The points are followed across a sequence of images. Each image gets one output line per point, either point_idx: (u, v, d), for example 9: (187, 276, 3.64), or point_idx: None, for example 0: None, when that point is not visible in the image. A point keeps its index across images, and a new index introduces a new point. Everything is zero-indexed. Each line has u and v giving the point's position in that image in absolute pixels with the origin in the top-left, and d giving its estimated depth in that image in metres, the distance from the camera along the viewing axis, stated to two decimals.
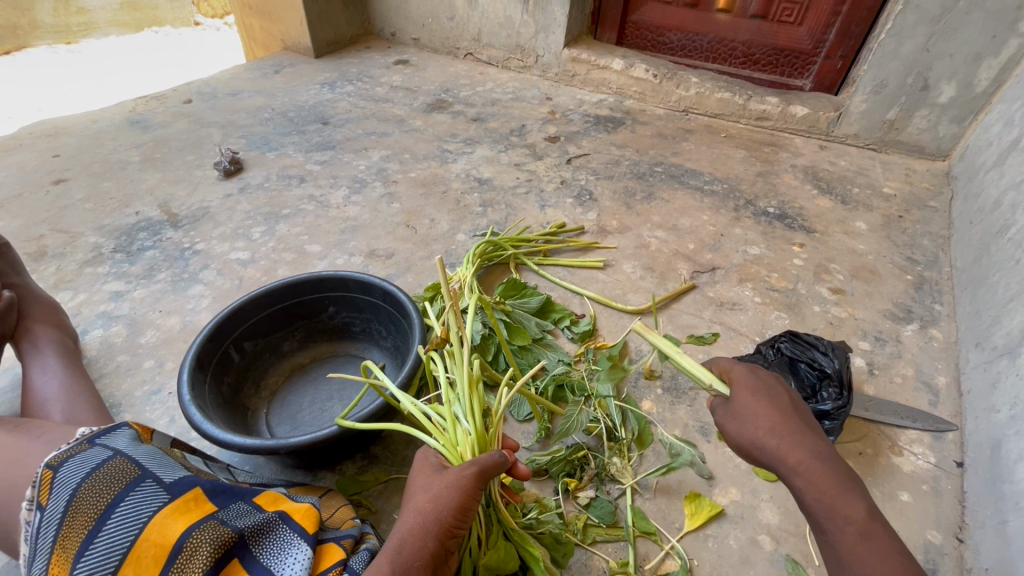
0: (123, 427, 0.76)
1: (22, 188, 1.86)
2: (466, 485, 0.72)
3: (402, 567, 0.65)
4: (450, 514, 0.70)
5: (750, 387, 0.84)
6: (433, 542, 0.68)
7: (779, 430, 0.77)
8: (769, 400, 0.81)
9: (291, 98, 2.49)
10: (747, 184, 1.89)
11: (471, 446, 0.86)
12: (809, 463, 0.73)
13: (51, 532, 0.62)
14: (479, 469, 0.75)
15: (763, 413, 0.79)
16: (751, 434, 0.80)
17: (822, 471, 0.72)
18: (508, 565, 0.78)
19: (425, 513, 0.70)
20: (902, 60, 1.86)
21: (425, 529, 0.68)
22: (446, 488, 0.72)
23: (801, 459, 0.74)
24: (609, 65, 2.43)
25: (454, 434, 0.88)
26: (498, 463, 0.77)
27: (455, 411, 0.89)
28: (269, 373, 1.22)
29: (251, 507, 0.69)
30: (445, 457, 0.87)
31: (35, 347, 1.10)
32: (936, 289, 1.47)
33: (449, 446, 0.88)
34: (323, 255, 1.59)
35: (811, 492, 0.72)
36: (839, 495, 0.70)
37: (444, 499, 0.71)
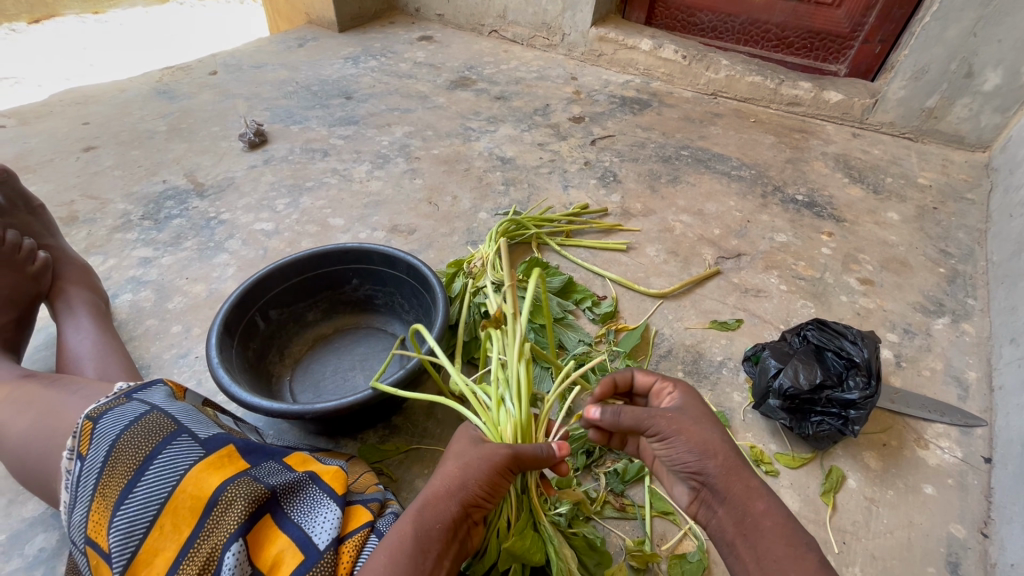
0: (158, 383, 0.78)
1: (54, 153, 1.90)
2: (498, 462, 0.73)
3: (425, 527, 0.66)
4: (477, 483, 0.70)
5: (698, 409, 0.76)
6: (457, 507, 0.68)
7: (735, 455, 0.71)
8: (699, 412, 0.75)
9: (315, 72, 2.48)
10: (775, 170, 1.84)
11: (513, 427, 0.86)
12: (766, 493, 0.68)
13: (92, 480, 0.65)
14: (515, 453, 0.75)
15: (720, 435, 0.72)
16: (702, 442, 0.71)
17: (775, 505, 0.68)
18: (535, 557, 0.79)
19: (452, 478, 0.70)
20: (946, 45, 1.78)
21: (449, 494, 0.68)
22: (478, 461, 0.72)
23: (750, 485, 0.68)
24: (637, 45, 2.37)
25: (498, 414, 0.89)
26: (541, 457, 0.77)
27: (502, 393, 0.89)
28: (292, 341, 1.23)
29: (281, 467, 0.71)
30: (486, 435, 0.88)
31: (69, 307, 1.13)
32: (970, 283, 1.42)
33: (491, 425, 0.89)
34: (346, 229, 1.60)
35: (767, 520, 0.66)
36: (792, 531, 0.65)
37: (473, 470, 0.71)
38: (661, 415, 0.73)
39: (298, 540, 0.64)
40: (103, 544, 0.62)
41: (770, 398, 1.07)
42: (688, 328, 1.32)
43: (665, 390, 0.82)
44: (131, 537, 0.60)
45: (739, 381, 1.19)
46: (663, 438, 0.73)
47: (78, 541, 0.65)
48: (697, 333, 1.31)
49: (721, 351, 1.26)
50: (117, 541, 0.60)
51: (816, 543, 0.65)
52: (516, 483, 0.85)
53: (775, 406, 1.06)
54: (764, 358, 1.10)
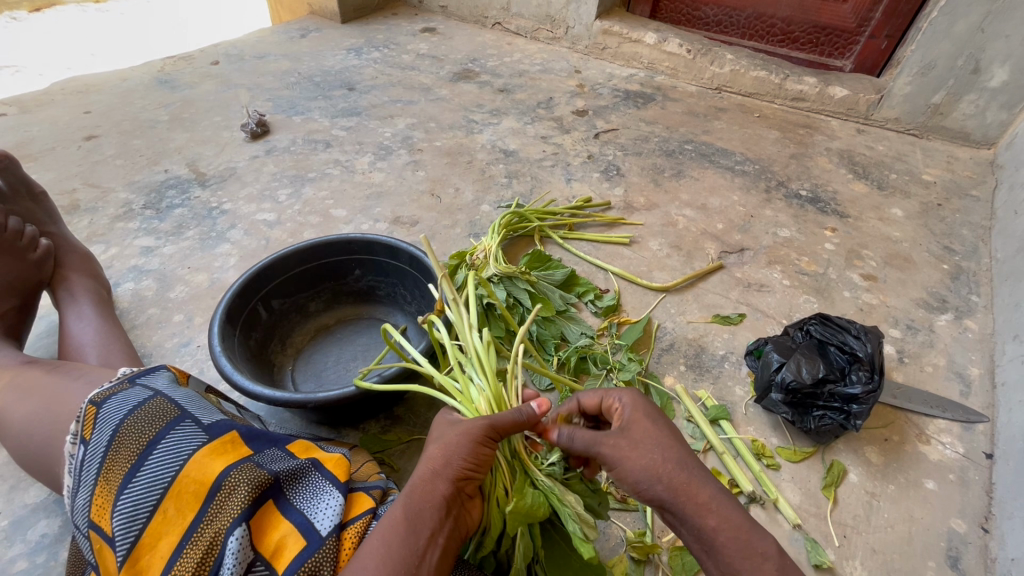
0: (162, 369, 0.78)
1: (56, 142, 1.89)
2: (478, 434, 0.73)
3: (415, 508, 0.66)
4: (462, 459, 0.71)
5: (641, 425, 0.72)
6: (445, 486, 0.69)
7: (681, 470, 0.67)
8: (644, 428, 0.72)
9: (317, 63, 2.47)
10: (779, 166, 1.84)
11: (487, 401, 0.88)
12: (719, 505, 0.64)
13: (95, 464, 0.65)
14: (492, 423, 0.75)
15: (663, 454, 0.68)
16: (646, 465, 0.68)
17: (730, 515, 0.64)
18: (539, 512, 0.76)
19: (435, 459, 0.71)
20: (954, 40, 1.77)
21: (435, 475, 0.69)
22: (457, 436, 0.73)
23: (701, 501, 0.65)
24: (642, 38, 2.35)
25: (470, 392, 0.90)
26: (519, 422, 0.76)
27: (468, 372, 0.92)
28: (295, 331, 1.23)
29: (284, 454, 0.71)
30: (464, 414, 0.88)
31: (71, 294, 1.12)
32: (973, 280, 1.42)
33: (466, 403, 0.90)
34: (348, 220, 1.60)
35: (722, 534, 0.63)
36: (748, 542, 0.62)
37: (454, 446, 0.71)
38: (605, 444, 0.72)
39: (300, 526, 0.64)
40: (107, 528, 0.62)
41: (772, 392, 1.07)
42: (690, 322, 1.31)
43: (613, 406, 0.77)
44: (134, 521, 0.60)
45: (740, 375, 1.19)
46: (612, 467, 0.71)
47: (82, 525, 0.65)
48: (699, 327, 1.30)
49: (723, 345, 1.26)
50: (121, 525, 0.60)
51: (777, 549, 0.62)
52: (500, 449, 0.84)
53: (777, 400, 1.06)
54: (766, 352, 1.10)
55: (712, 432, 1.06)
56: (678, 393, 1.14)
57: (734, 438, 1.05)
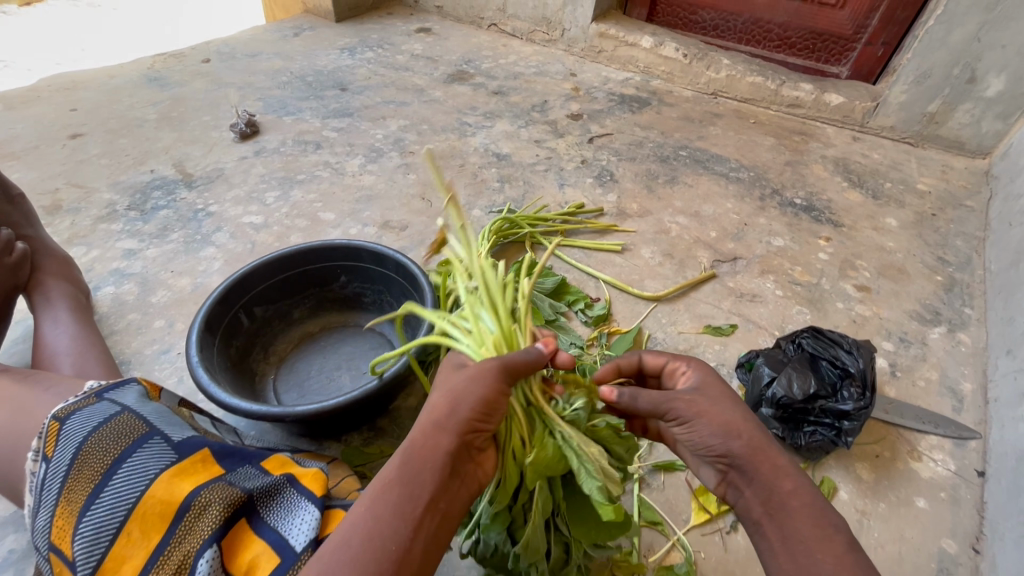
0: (132, 382, 0.75)
1: (39, 140, 1.85)
2: (490, 378, 0.67)
3: (413, 466, 0.62)
4: (469, 408, 0.65)
5: (717, 388, 0.71)
6: (449, 440, 0.63)
7: (759, 434, 0.67)
8: (718, 393, 0.71)
9: (310, 62, 2.44)
10: (774, 173, 1.82)
11: (496, 342, 0.80)
12: (794, 472, 0.64)
13: (56, 483, 0.62)
14: (503, 362, 0.69)
15: (740, 417, 0.68)
16: (723, 423, 0.67)
17: (804, 485, 0.64)
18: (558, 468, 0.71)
19: (439, 408, 0.64)
20: (950, 50, 1.76)
21: (439, 426, 0.63)
22: (464, 384, 0.66)
23: (778, 465, 0.64)
24: (638, 42, 2.34)
25: (479, 333, 0.82)
26: (530, 361, 0.71)
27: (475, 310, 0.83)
28: (278, 339, 1.21)
29: (258, 471, 0.68)
30: (471, 357, 0.81)
31: (47, 300, 1.10)
32: (967, 292, 1.41)
33: (475, 346, 0.82)
34: (337, 224, 1.57)
35: (795, 500, 0.62)
36: (822, 512, 0.62)
37: (461, 395, 0.65)
38: (681, 397, 0.70)
39: (275, 544, 0.61)
40: (68, 551, 0.59)
41: (763, 406, 1.05)
42: (682, 333, 1.30)
43: (679, 369, 0.76)
44: (97, 544, 0.58)
45: (731, 388, 1.18)
46: (683, 421, 0.69)
47: (42, 547, 0.62)
48: (690, 338, 1.29)
49: (715, 356, 1.24)
50: (82, 549, 0.58)
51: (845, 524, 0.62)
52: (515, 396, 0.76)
53: (768, 415, 1.04)
54: (757, 365, 1.09)
55: None
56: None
57: None
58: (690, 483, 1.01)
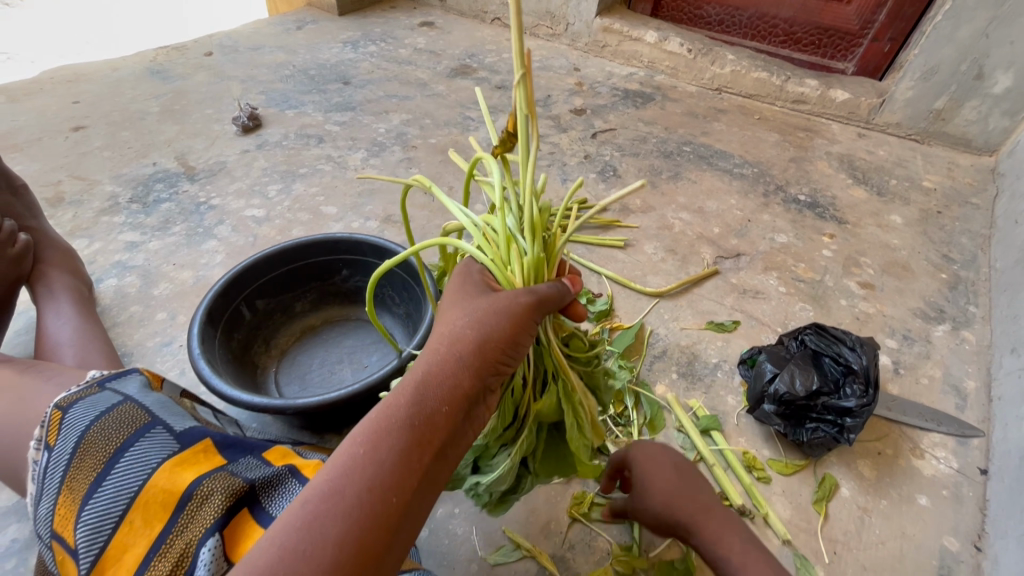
0: (134, 372, 0.75)
1: (42, 132, 1.85)
2: (518, 314, 0.66)
3: (434, 398, 0.61)
4: (496, 344, 0.65)
5: (638, 462, 0.85)
6: (472, 376, 0.63)
7: (667, 494, 0.80)
8: (645, 465, 0.84)
9: (312, 55, 2.43)
10: (778, 169, 1.81)
11: (525, 271, 0.71)
12: (700, 516, 0.77)
13: (59, 472, 0.62)
14: (535, 297, 0.68)
15: (654, 484, 0.81)
16: (651, 499, 0.81)
17: (711, 526, 0.76)
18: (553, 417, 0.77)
19: (467, 341, 0.64)
20: (957, 46, 1.74)
21: (464, 360, 0.63)
22: (495, 317, 0.65)
23: (689, 518, 0.77)
24: (642, 36, 2.32)
25: (507, 253, 0.72)
26: (558, 297, 0.71)
27: (508, 224, 0.70)
28: (279, 332, 1.21)
29: (260, 462, 0.68)
30: (494, 280, 0.73)
31: (50, 292, 1.10)
32: (972, 290, 1.40)
33: (498, 263, 0.73)
34: (339, 218, 1.57)
35: (706, 543, 0.75)
36: (726, 544, 0.73)
37: (490, 329, 0.65)
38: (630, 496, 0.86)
39: None
40: (70, 540, 0.59)
41: (765, 403, 1.05)
42: (684, 329, 1.29)
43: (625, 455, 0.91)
44: (99, 533, 0.58)
45: (733, 385, 1.17)
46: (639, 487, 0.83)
47: (44, 535, 0.62)
48: (692, 334, 1.28)
49: (717, 353, 1.24)
50: (84, 538, 0.58)
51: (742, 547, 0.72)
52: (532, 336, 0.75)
53: (770, 411, 1.04)
54: (759, 362, 1.08)
55: (702, 442, 1.04)
56: (668, 401, 1.13)
57: (726, 450, 1.03)
58: None
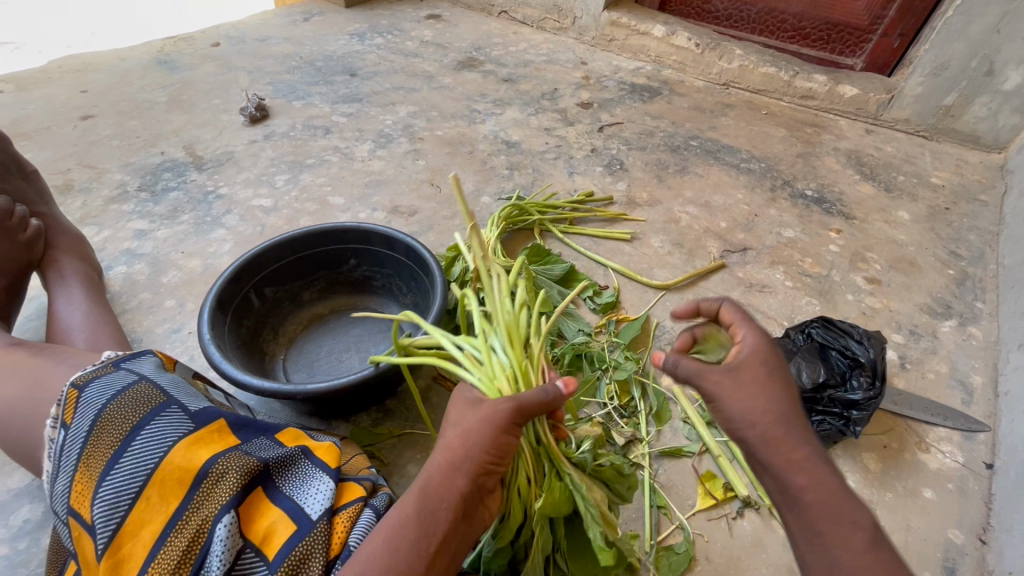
0: (148, 353, 0.76)
1: (51, 121, 1.86)
2: (501, 422, 0.65)
3: (428, 508, 0.63)
4: (481, 451, 0.65)
5: (746, 374, 0.64)
6: (462, 481, 0.64)
7: (779, 418, 0.61)
8: (753, 373, 0.64)
9: (319, 47, 2.43)
10: (785, 164, 1.80)
11: (509, 377, 0.75)
12: (815, 467, 0.59)
13: (76, 448, 0.63)
14: (517, 404, 0.66)
15: (758, 400, 0.62)
16: (747, 409, 0.62)
17: (825, 478, 0.59)
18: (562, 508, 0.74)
19: (453, 450, 0.65)
20: (968, 41, 1.72)
21: (453, 469, 0.64)
22: (478, 425, 0.65)
23: (796, 456, 0.59)
24: (650, 30, 2.31)
25: (491, 366, 0.77)
26: (546, 402, 0.67)
27: (491, 342, 0.80)
28: (288, 320, 1.21)
29: (273, 442, 0.69)
30: (482, 392, 0.75)
31: (61, 277, 1.10)
32: (979, 286, 1.40)
33: (486, 380, 0.76)
34: (346, 208, 1.57)
35: (809, 497, 0.58)
36: (841, 508, 0.57)
37: (475, 437, 0.65)
38: (707, 377, 0.65)
39: (291, 512, 0.63)
40: (87, 515, 0.60)
41: None
42: None
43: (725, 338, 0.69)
44: (115, 509, 0.59)
45: None
46: (708, 400, 0.65)
47: (61, 511, 0.63)
48: None
49: None
50: (101, 513, 0.59)
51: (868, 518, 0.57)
52: (528, 435, 0.76)
53: None
54: None
55: (708, 434, 1.04)
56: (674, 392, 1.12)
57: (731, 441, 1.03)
58: (696, 469, 1.02)
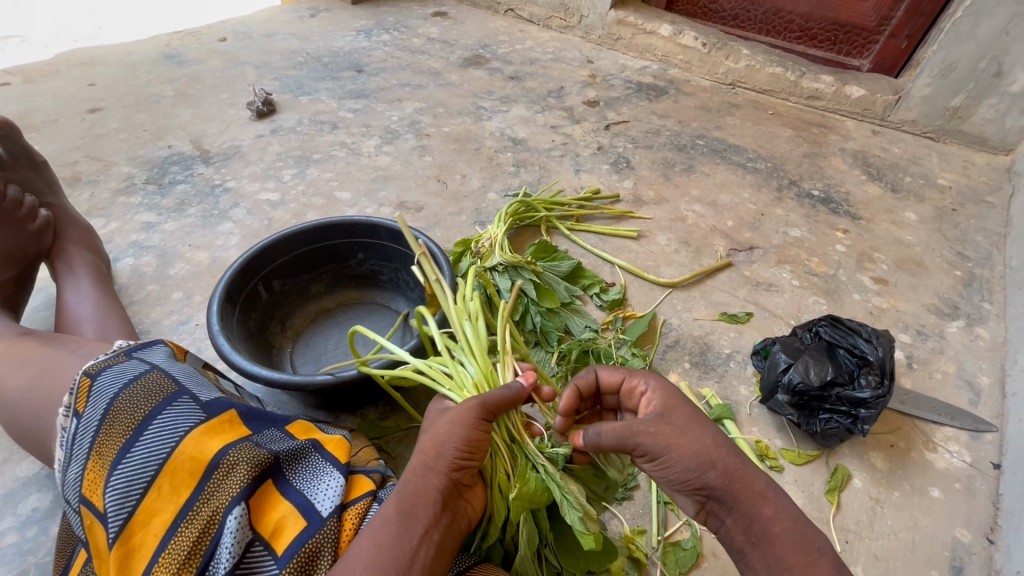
0: (159, 343, 0.76)
1: (58, 113, 1.86)
2: (471, 419, 0.69)
3: (408, 504, 0.63)
4: (454, 448, 0.67)
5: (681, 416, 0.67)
6: (438, 479, 0.66)
7: (728, 458, 0.64)
8: (685, 415, 0.68)
9: (326, 43, 2.43)
10: (792, 164, 1.80)
11: (476, 384, 0.83)
12: (774, 494, 0.63)
13: (88, 437, 0.63)
14: (482, 401, 0.72)
15: (706, 443, 0.64)
16: (697, 452, 0.64)
17: (784, 507, 0.63)
18: (542, 498, 0.74)
19: (427, 451, 0.67)
20: (977, 42, 1.72)
21: (428, 468, 0.66)
22: (448, 425, 0.69)
23: (757, 489, 0.63)
24: (656, 29, 2.31)
25: (459, 377, 0.85)
26: (510, 398, 0.74)
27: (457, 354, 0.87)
28: (295, 314, 1.22)
29: (283, 435, 0.69)
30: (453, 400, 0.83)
31: (69, 268, 1.10)
32: (986, 287, 1.39)
33: (457, 390, 0.84)
34: (353, 203, 1.57)
35: (777, 526, 0.61)
36: (803, 534, 0.60)
37: (446, 436, 0.68)
38: (645, 431, 0.66)
39: (300, 507, 0.63)
40: (99, 504, 0.60)
41: (778, 393, 1.05)
42: (697, 319, 1.29)
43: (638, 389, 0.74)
44: (127, 498, 0.59)
45: (746, 375, 1.18)
46: (654, 456, 0.66)
47: (73, 500, 0.63)
48: (705, 324, 1.28)
49: (729, 344, 1.24)
50: (113, 502, 0.59)
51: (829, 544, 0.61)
52: (499, 432, 0.79)
53: (783, 401, 1.04)
54: (774, 352, 1.08)
55: None
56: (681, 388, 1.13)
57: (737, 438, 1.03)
58: None
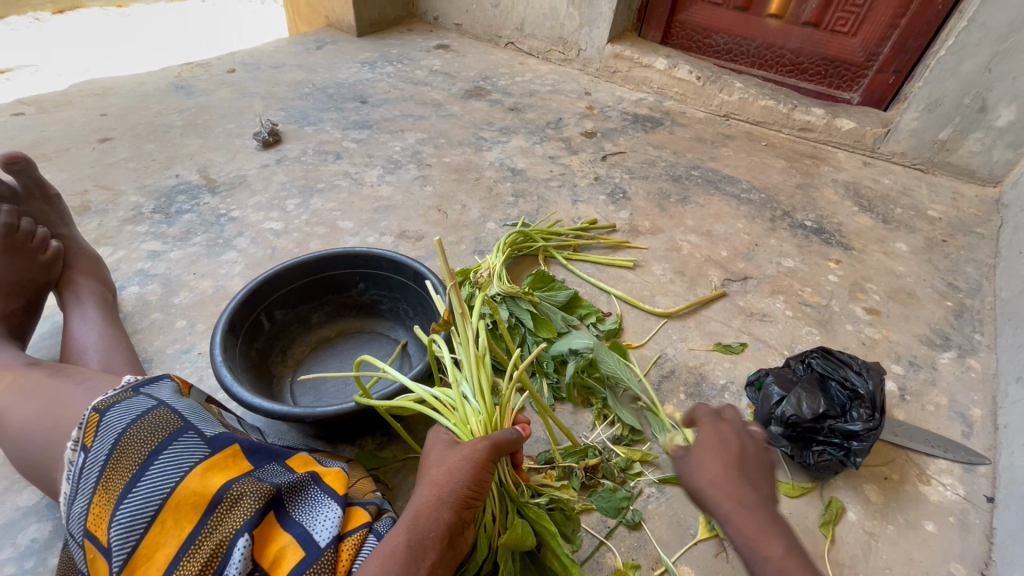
0: (165, 379, 0.78)
1: (70, 143, 1.92)
2: (480, 458, 0.72)
3: (418, 537, 0.64)
4: (464, 485, 0.69)
5: (700, 441, 0.79)
6: (449, 513, 0.67)
7: (713, 473, 0.74)
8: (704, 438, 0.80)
9: (331, 75, 2.51)
10: (785, 195, 1.84)
11: (481, 423, 0.85)
12: (739, 509, 0.70)
13: (94, 473, 0.65)
14: (493, 442, 0.74)
15: (700, 462, 0.76)
16: (688, 469, 0.77)
17: (749, 517, 0.69)
18: (528, 542, 0.76)
19: (440, 485, 0.69)
20: (960, 79, 1.78)
21: (439, 502, 0.67)
22: (460, 461, 0.71)
23: (726, 503, 0.71)
24: (652, 63, 2.39)
25: (463, 412, 0.87)
26: (512, 440, 0.77)
27: (463, 389, 0.89)
28: (296, 342, 1.24)
29: (284, 468, 0.71)
30: (455, 436, 0.85)
31: (77, 297, 1.13)
32: (977, 318, 1.42)
33: (459, 424, 0.87)
34: (354, 232, 1.61)
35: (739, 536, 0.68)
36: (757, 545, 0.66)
37: (457, 472, 0.70)
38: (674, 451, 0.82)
39: (300, 538, 0.64)
40: (102, 538, 0.61)
41: (771, 424, 1.07)
42: (691, 349, 1.31)
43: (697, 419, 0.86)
44: (132, 532, 0.60)
45: (740, 406, 1.19)
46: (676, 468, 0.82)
47: (77, 533, 0.64)
48: (700, 355, 1.30)
49: (724, 374, 1.26)
50: (118, 536, 0.60)
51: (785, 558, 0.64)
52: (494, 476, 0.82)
53: (776, 433, 1.05)
54: (767, 384, 1.11)
55: None
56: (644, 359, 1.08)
57: None
58: None
